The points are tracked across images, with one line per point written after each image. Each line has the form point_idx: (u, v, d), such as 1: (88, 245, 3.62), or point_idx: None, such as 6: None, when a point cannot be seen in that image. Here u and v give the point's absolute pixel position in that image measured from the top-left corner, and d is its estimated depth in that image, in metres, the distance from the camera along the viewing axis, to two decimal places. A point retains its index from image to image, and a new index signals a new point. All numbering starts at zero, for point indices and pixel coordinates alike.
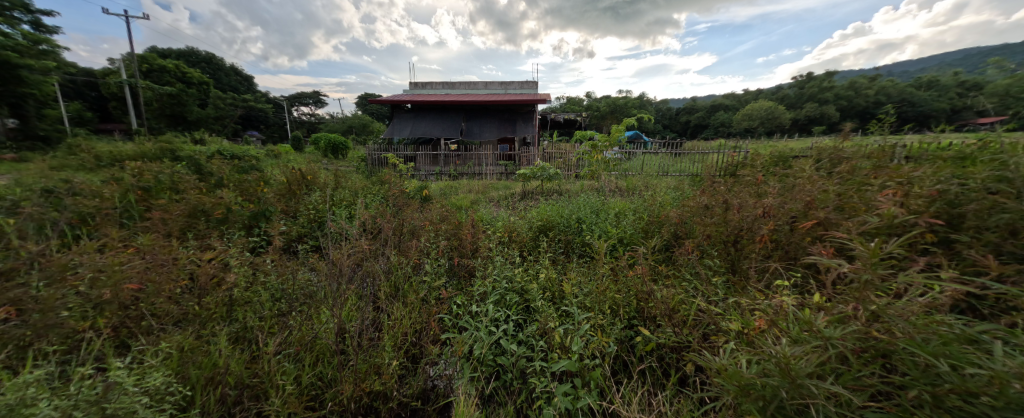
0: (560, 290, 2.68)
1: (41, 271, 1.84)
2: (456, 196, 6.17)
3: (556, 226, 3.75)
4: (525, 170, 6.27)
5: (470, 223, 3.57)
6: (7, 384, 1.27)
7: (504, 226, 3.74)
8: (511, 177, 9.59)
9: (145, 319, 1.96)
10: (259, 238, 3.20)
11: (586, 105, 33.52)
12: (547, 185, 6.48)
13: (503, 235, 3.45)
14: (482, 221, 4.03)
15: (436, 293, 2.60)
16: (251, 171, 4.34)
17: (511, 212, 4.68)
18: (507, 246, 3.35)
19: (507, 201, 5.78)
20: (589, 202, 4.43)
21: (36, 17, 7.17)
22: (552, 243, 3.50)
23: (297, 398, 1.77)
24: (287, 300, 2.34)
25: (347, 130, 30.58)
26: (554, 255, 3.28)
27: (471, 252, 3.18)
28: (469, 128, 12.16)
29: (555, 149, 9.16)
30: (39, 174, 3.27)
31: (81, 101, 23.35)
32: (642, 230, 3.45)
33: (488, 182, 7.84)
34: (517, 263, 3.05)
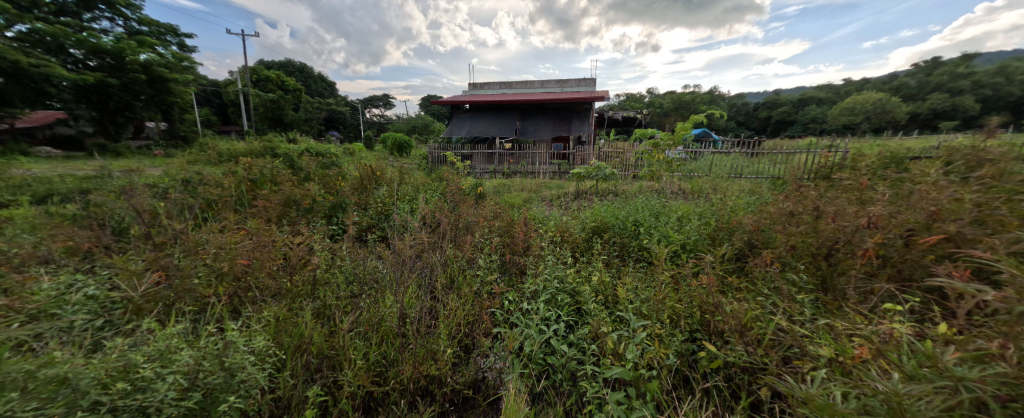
0: (613, 294, 2.57)
1: (182, 245, 2.30)
2: (509, 194, 6.24)
3: (610, 228, 3.61)
4: (579, 170, 6.12)
5: (522, 221, 3.60)
6: (159, 333, 1.58)
7: (556, 225, 3.70)
8: (565, 176, 9.40)
9: (250, 290, 2.31)
10: (336, 227, 3.58)
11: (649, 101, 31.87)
12: (602, 186, 6.26)
13: (556, 235, 3.41)
14: (534, 220, 4.03)
15: (488, 288, 2.68)
16: (331, 167, 4.88)
17: (564, 213, 4.58)
18: (558, 246, 3.32)
19: (560, 201, 5.71)
20: (648, 204, 4.19)
21: (180, 39, 8.92)
22: (605, 246, 3.38)
23: (365, 372, 1.95)
24: (358, 283, 2.57)
25: (412, 130, 32.75)
26: (608, 258, 3.17)
27: (522, 250, 3.19)
28: (523, 128, 12.21)
29: (611, 148, 8.79)
30: (180, 167, 4.07)
31: (209, 107, 28.27)
32: (709, 237, 3.17)
33: (541, 181, 7.80)
34: (570, 264, 2.99)
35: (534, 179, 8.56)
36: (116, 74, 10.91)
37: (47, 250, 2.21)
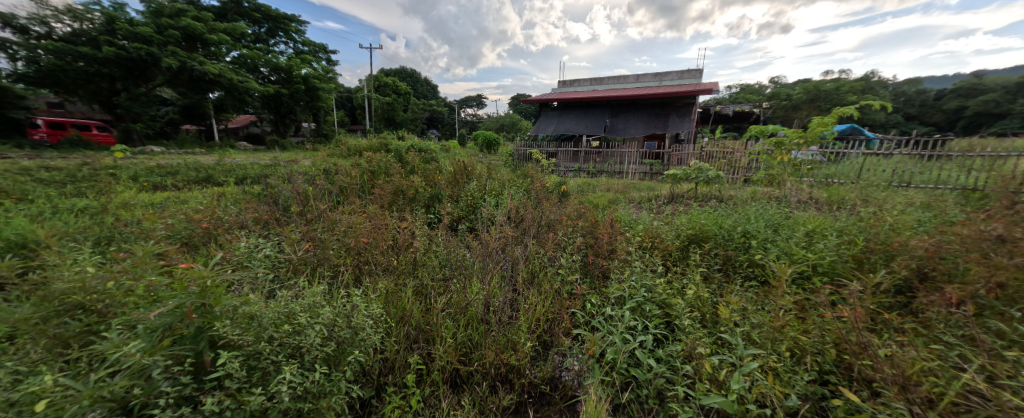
0: (712, 313, 2.27)
1: (326, 224, 2.93)
2: (594, 193, 6.02)
3: (711, 238, 3.18)
4: (675, 170, 5.41)
5: (608, 222, 3.43)
6: (306, 291, 1.96)
7: (645, 230, 3.41)
8: (657, 177, 8.63)
9: (367, 264, 2.72)
10: (433, 215, 3.95)
11: (770, 93, 27.16)
12: (702, 190, 5.58)
13: (645, 240, 3.16)
14: (621, 222, 3.81)
15: (570, 288, 2.63)
16: (432, 162, 5.42)
17: (655, 217, 4.20)
18: (647, 252, 3.07)
19: (650, 204, 5.28)
20: (763, 213, 3.56)
21: None
22: (704, 257, 3.00)
23: (454, 350, 2.11)
24: (450, 268, 2.79)
25: (501, 128, 34.21)
26: (707, 272, 2.80)
27: (607, 253, 3.04)
28: (613, 125, 11.66)
29: (716, 147, 7.73)
30: (322, 160, 5.05)
31: (344, 110, 34.18)
32: (851, 259, 2.54)
33: (630, 182, 7.34)
34: (661, 274, 2.73)
35: (621, 179, 8.11)
36: (287, 85, 15.69)
37: (245, 219, 3.00)
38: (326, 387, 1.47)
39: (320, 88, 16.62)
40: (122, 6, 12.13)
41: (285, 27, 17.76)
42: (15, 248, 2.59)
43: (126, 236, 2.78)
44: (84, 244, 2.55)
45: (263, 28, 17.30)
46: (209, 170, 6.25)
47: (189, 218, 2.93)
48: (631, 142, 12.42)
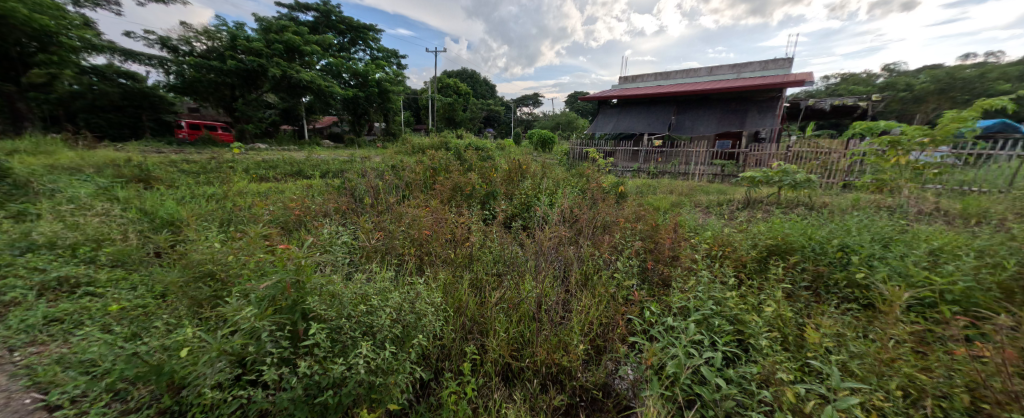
0: (795, 335, 2.00)
1: (394, 217, 3.18)
2: (654, 195, 5.68)
3: (797, 250, 2.79)
4: (753, 173, 4.84)
5: (670, 227, 3.21)
6: (375, 276, 2.13)
7: (714, 237, 3.12)
8: (729, 180, 7.85)
9: (426, 255, 2.87)
10: (489, 212, 4.04)
11: (879, 83, 23.09)
12: (785, 195, 4.94)
13: (713, 249, 2.90)
14: (685, 228, 3.54)
15: (627, 294, 2.51)
16: (488, 160, 5.57)
17: (725, 223, 3.82)
18: (716, 262, 2.82)
19: (720, 209, 4.82)
20: (865, 225, 3.03)
21: None
22: (785, 270, 2.66)
23: (506, 344, 2.14)
24: (503, 265, 2.84)
25: (555, 126, 33.90)
26: (790, 289, 2.47)
27: (669, 259, 2.84)
28: (680, 122, 10.88)
29: (805, 147, 6.80)
30: (390, 158, 5.47)
31: (411, 111, 36.61)
32: (993, 287, 2.05)
33: (696, 184, 6.78)
34: (732, 286, 2.48)
35: (687, 181, 7.52)
36: (364, 89, 17.30)
37: (327, 209, 3.37)
38: (392, 365, 1.58)
39: (391, 90, 18.04)
40: (241, 26, 14.39)
41: (364, 36, 19.59)
42: (165, 224, 3.24)
43: (239, 219, 3.34)
44: (212, 225, 3.11)
45: (346, 38, 19.29)
46: (300, 165, 7.15)
47: (284, 207, 3.41)
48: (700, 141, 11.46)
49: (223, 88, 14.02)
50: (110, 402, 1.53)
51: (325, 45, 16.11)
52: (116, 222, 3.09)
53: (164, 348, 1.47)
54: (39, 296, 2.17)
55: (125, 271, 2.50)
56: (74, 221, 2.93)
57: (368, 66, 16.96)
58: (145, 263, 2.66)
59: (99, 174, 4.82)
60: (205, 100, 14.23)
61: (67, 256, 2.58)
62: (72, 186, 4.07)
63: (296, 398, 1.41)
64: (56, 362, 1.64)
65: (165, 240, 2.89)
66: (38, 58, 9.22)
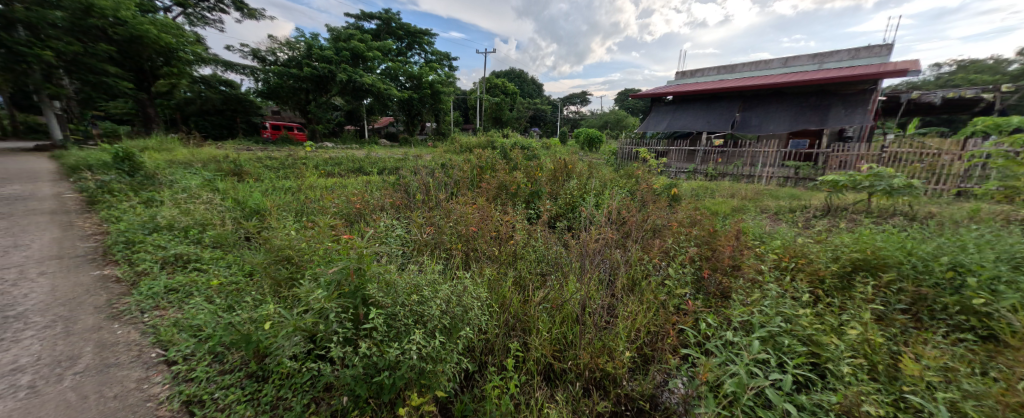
0: (882, 362, 1.76)
1: (443, 213, 3.32)
2: (712, 199, 5.33)
3: (889, 266, 2.43)
4: (836, 177, 4.26)
5: (729, 233, 2.99)
6: (427, 269, 2.24)
7: (782, 247, 2.85)
8: (803, 184, 7.08)
9: (472, 251, 2.96)
10: (533, 211, 4.06)
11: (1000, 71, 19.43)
12: (876, 204, 4.40)
13: (778, 259, 2.66)
14: (749, 236, 3.27)
15: (679, 303, 2.39)
16: (533, 159, 5.60)
17: (797, 233, 3.47)
18: (784, 275, 2.56)
19: (791, 216, 4.40)
20: (980, 240, 2.57)
21: None
22: (867, 287, 2.36)
23: (549, 344, 2.14)
24: (547, 265, 2.84)
25: (604, 125, 33.23)
26: (880, 311, 2.16)
27: (730, 270, 2.63)
28: (746, 120, 10.07)
29: (906, 147, 5.89)
30: (440, 156, 5.71)
31: (460, 111, 37.83)
32: None
33: (763, 188, 6.26)
34: (803, 304, 2.24)
35: (754, 184, 6.95)
36: (418, 91, 18.24)
37: (383, 203, 3.60)
38: (441, 354, 1.66)
39: (443, 92, 18.74)
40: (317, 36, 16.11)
41: (420, 40, 20.71)
42: (251, 212, 3.68)
43: (310, 210, 3.70)
44: (288, 215, 3.49)
45: (404, 43, 20.56)
46: (360, 162, 7.72)
47: (347, 201, 3.70)
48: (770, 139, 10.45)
49: (301, 93, 15.66)
50: (212, 363, 1.81)
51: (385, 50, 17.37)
52: (216, 210, 3.59)
53: (252, 321, 1.66)
54: (161, 269, 2.62)
55: (223, 251, 2.91)
56: (188, 208, 3.49)
57: (422, 69, 17.82)
58: (237, 246, 3.06)
59: (200, 169, 5.62)
60: (285, 104, 16.03)
61: (181, 237, 3.07)
62: (181, 179, 4.79)
63: (357, 375, 1.53)
64: (173, 325, 2.00)
65: (252, 227, 3.30)
66: (163, 70, 11.53)
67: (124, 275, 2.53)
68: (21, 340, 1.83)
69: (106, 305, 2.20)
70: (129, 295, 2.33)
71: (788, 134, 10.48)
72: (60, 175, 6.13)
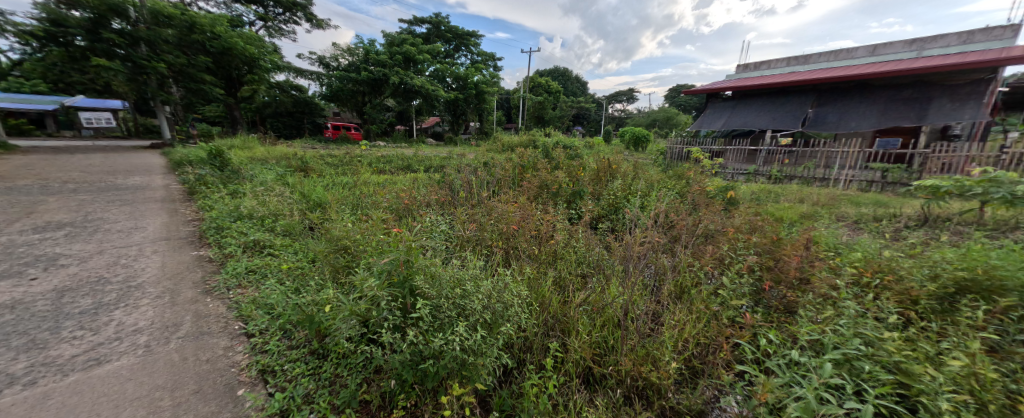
0: (994, 401, 1.48)
1: (486, 210, 3.39)
2: (775, 204, 4.96)
3: (1004, 290, 2.07)
4: (936, 181, 3.67)
5: (794, 241, 2.76)
6: (472, 266, 2.28)
7: (860, 260, 2.57)
8: (892, 188, 6.27)
9: (513, 249, 2.98)
10: (574, 212, 4.01)
11: None
12: (985, 216, 3.88)
13: (851, 273, 2.41)
14: (823, 248, 2.98)
15: (732, 314, 2.26)
16: (576, 159, 5.55)
17: (884, 245, 3.14)
18: (861, 292, 2.31)
19: (874, 226, 3.99)
20: None
21: None
22: (962, 309, 2.07)
23: (589, 347, 2.11)
24: (588, 268, 2.80)
25: (652, 124, 32.33)
26: (991, 344, 1.85)
27: (797, 283, 2.40)
28: (818, 116, 9.25)
29: None
30: (484, 155, 5.84)
31: (500, 110, 38.39)
32: None
33: (837, 192, 5.74)
34: (888, 327, 2.01)
35: (828, 188, 6.38)
36: (463, 91, 18.71)
37: (429, 200, 3.73)
38: (483, 348, 1.68)
39: (488, 92, 19.01)
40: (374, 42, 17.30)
41: (466, 42, 21.48)
42: (314, 204, 3.97)
43: (364, 204, 3.91)
44: (346, 208, 3.73)
45: (452, 45, 21.39)
46: (409, 160, 8.08)
47: (397, 197, 3.89)
48: (850, 138, 9.43)
49: (359, 95, 16.77)
50: (281, 338, 1.99)
51: (435, 53, 18.24)
52: (286, 201, 3.95)
53: (316, 303, 1.90)
54: (243, 252, 2.93)
55: (291, 239, 3.18)
56: (264, 200, 3.93)
57: (468, 70, 18.29)
58: (303, 234, 3.33)
59: (275, 166, 6.23)
60: (345, 106, 17.26)
61: (258, 225, 3.41)
62: (259, 174, 5.34)
63: (404, 361, 1.60)
64: (253, 302, 2.23)
65: (315, 217, 3.55)
66: (246, 77, 13.33)
67: (215, 256, 2.88)
68: (139, 307, 2.16)
69: (201, 281, 2.52)
70: (218, 274, 2.64)
71: (873, 133, 9.41)
72: (167, 169, 7.17)
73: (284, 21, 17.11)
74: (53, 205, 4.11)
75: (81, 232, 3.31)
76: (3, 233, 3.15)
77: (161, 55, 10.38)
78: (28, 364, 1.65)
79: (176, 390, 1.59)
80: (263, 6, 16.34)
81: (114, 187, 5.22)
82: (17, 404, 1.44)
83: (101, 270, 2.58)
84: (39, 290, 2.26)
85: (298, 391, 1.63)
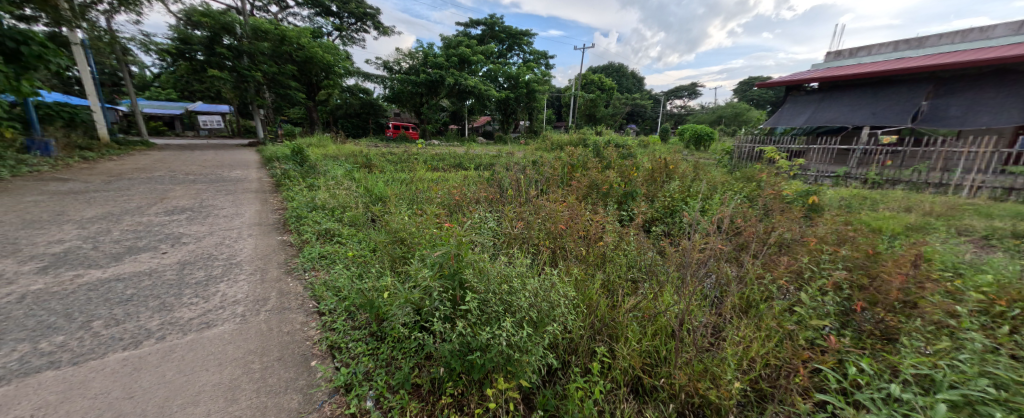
0: None
1: (534, 208, 3.38)
2: (868, 212, 4.30)
3: None
4: None
5: (896, 257, 2.35)
6: (519, 263, 2.29)
7: (991, 285, 2.11)
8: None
9: (559, 249, 2.94)
10: (625, 213, 3.84)
11: None
12: None
13: (977, 299, 1.99)
14: (936, 266, 2.51)
15: (811, 335, 1.99)
16: (629, 158, 5.31)
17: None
18: (991, 324, 1.90)
19: (1006, 245, 3.28)
20: None
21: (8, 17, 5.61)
22: None
23: (639, 356, 2.00)
24: (640, 272, 2.66)
25: (716, 121, 29.87)
26: None
27: (900, 306, 2.05)
28: (935, 110, 7.82)
29: None
30: (533, 154, 5.85)
31: (551, 108, 38.14)
32: None
33: (955, 201, 4.81)
34: None
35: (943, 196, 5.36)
36: (515, 90, 18.92)
37: (478, 197, 3.82)
38: (528, 345, 1.67)
39: (537, 90, 19.13)
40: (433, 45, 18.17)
41: (519, 41, 21.69)
42: (375, 198, 4.27)
43: (420, 199, 4.12)
44: (403, 202, 3.97)
45: (506, 45, 21.70)
46: (460, 158, 8.38)
47: (449, 193, 4.04)
48: (980, 136, 7.84)
49: (417, 96, 17.74)
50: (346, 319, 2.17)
51: (488, 53, 18.70)
52: (352, 195, 4.31)
53: (376, 289, 2.07)
54: (317, 240, 3.25)
55: (356, 229, 3.46)
56: (335, 193, 4.33)
57: (521, 69, 18.45)
58: (366, 225, 3.60)
59: (343, 162, 6.82)
60: (405, 107, 18.33)
61: (329, 215, 3.76)
62: (330, 169, 5.88)
63: (453, 351, 1.65)
64: (322, 284, 2.46)
65: (376, 210, 3.82)
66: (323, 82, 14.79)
67: (295, 241, 3.24)
68: (237, 281, 2.51)
69: (283, 262, 2.85)
70: (297, 257, 2.96)
71: (1014, 130, 7.73)
72: (258, 164, 8.23)
73: (355, 30, 18.64)
74: (177, 193, 4.91)
75: (196, 216, 3.91)
76: (142, 214, 3.84)
77: (258, 65, 11.93)
78: (159, 322, 2.00)
79: (264, 355, 1.81)
80: (338, 17, 17.98)
81: (219, 179, 6.10)
82: (152, 354, 1.75)
83: (210, 248, 3.03)
84: (167, 262, 2.72)
85: (359, 368, 1.76)
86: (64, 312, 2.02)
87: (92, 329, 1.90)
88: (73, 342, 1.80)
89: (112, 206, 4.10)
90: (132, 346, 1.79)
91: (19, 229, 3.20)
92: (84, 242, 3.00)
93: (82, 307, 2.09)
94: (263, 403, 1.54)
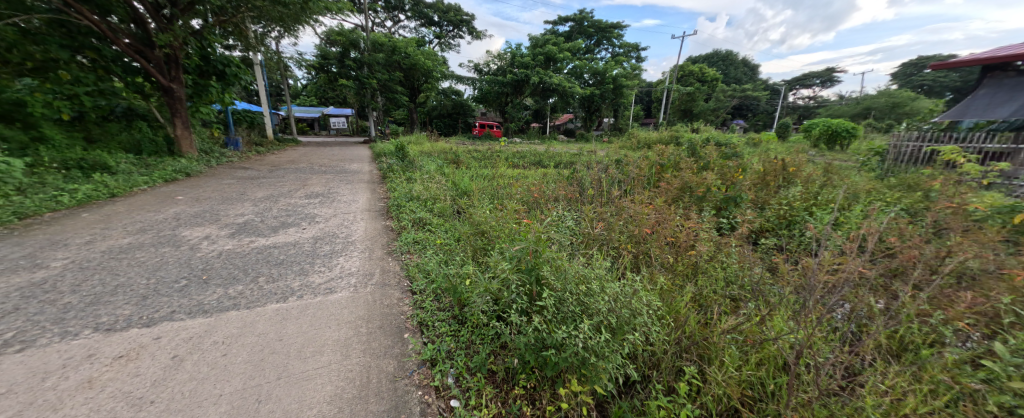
0: None
1: (616, 209, 3.21)
2: None
3: None
4: None
5: None
6: (598, 265, 2.19)
7: None
8: None
9: (643, 255, 2.72)
10: (725, 221, 3.39)
11: None
12: None
13: None
14: None
15: (1008, 400, 1.46)
16: (732, 158, 4.66)
17: None
18: None
19: None
20: None
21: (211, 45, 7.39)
22: None
23: (737, 385, 1.73)
24: (743, 289, 2.30)
25: (858, 113, 24.23)
26: None
27: None
28: None
29: None
30: (616, 152, 5.56)
31: (641, 104, 35.72)
32: None
33: None
34: None
35: None
36: (601, 86, 18.28)
37: (557, 195, 3.79)
38: (605, 350, 1.58)
39: (625, 85, 18.18)
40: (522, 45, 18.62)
41: (609, 35, 20.77)
42: (461, 191, 4.58)
43: (501, 195, 4.28)
44: (485, 197, 4.18)
45: (593, 40, 21.01)
46: (541, 155, 8.44)
47: (528, 190, 4.10)
48: None
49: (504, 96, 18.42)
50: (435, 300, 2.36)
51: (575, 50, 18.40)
52: (442, 188, 4.69)
53: (459, 275, 2.23)
54: (412, 226, 3.62)
55: (444, 219, 3.76)
56: (428, 185, 4.78)
57: (609, 64, 17.73)
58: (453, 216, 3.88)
59: (436, 158, 7.47)
60: (494, 106, 19.19)
61: (423, 205, 4.15)
62: (425, 164, 6.49)
63: (527, 344, 1.66)
64: (415, 267, 2.74)
65: (462, 203, 4.09)
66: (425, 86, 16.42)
67: (395, 226, 3.67)
68: (352, 257, 2.95)
69: (386, 244, 3.25)
70: (396, 241, 3.34)
71: None
72: (369, 158, 9.56)
73: (453, 36, 20.17)
74: (313, 181, 6.01)
75: (326, 200, 4.73)
76: (291, 197, 4.79)
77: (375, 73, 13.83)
78: (300, 284, 2.47)
79: (369, 322, 2.10)
80: (439, 26, 19.69)
81: (342, 171, 7.26)
82: (294, 308, 2.17)
83: (335, 228, 3.63)
84: (306, 236, 3.35)
85: (442, 346, 1.91)
86: (243, 268, 2.65)
87: (259, 283, 2.45)
88: (248, 291, 2.34)
89: (272, 189, 5.22)
90: (282, 300, 2.25)
91: (219, 204, 4.30)
92: (256, 216, 3.89)
93: (253, 266, 2.70)
94: (368, 362, 1.78)
